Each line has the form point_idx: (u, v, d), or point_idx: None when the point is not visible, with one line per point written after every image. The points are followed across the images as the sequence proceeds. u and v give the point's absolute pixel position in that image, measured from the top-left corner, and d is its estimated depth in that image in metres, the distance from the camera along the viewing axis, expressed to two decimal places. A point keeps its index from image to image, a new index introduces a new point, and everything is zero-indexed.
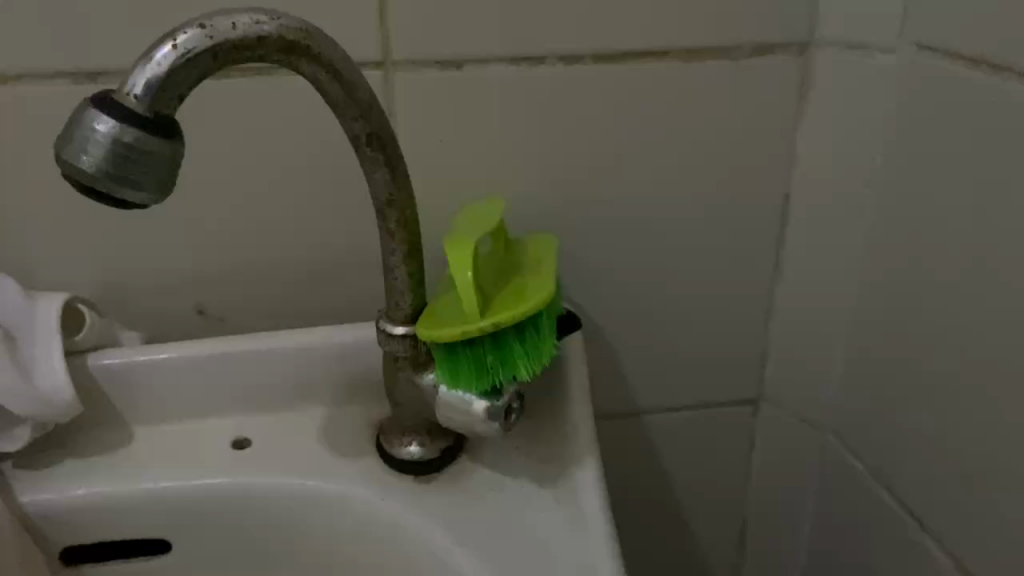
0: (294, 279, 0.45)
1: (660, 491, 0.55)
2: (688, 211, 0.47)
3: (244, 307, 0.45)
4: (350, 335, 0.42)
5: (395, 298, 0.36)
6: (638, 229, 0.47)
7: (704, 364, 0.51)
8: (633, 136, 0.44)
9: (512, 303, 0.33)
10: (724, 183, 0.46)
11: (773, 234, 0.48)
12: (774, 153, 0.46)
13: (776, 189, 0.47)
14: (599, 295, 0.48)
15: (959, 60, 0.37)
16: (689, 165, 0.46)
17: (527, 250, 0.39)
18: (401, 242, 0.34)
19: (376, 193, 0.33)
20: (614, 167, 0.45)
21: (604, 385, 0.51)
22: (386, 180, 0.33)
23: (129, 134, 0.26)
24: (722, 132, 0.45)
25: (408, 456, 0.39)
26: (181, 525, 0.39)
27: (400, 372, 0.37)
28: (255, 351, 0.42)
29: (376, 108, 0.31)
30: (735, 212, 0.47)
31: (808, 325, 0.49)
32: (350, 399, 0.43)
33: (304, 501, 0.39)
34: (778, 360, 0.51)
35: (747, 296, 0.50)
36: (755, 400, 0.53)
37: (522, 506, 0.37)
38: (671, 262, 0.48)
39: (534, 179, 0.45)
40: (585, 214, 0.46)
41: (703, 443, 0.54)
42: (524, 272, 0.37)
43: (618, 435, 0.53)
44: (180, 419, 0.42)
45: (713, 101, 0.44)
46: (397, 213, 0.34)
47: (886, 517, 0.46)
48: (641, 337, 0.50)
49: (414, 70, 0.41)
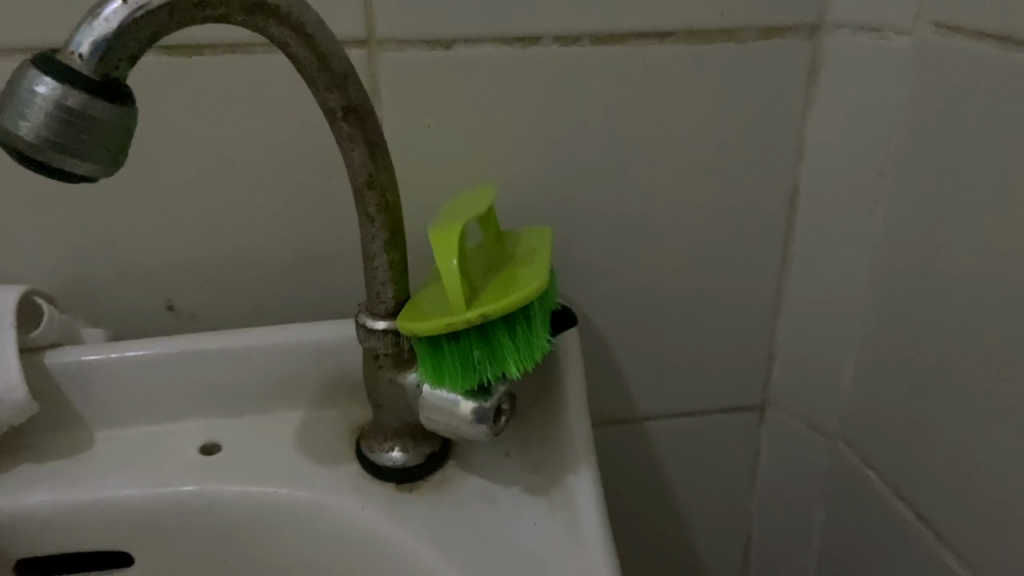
0: (271, 273, 0.42)
1: (659, 502, 0.52)
2: (690, 204, 0.44)
3: (218, 303, 0.43)
4: (330, 332, 0.39)
5: (375, 289, 0.33)
6: (638, 223, 0.44)
7: (706, 367, 0.49)
8: (632, 123, 0.42)
9: (502, 293, 0.31)
10: (728, 175, 0.44)
11: (779, 229, 0.46)
12: (782, 143, 0.44)
13: (782, 181, 0.45)
14: (595, 293, 0.46)
15: (981, 39, 0.34)
16: (692, 155, 0.43)
17: (521, 241, 0.37)
18: (381, 227, 0.32)
19: (353, 173, 0.30)
20: (611, 156, 0.42)
21: (600, 390, 0.49)
22: (364, 159, 0.30)
23: (73, 98, 0.23)
24: (727, 119, 0.42)
25: (391, 462, 0.36)
26: (144, 535, 0.36)
27: (381, 371, 0.34)
28: (227, 350, 0.39)
29: (352, 78, 0.28)
30: (739, 206, 0.45)
31: (816, 326, 0.46)
32: (330, 400, 0.40)
33: (276, 510, 0.36)
34: (784, 363, 0.49)
35: (751, 295, 0.47)
36: (760, 405, 0.50)
37: (512, 517, 0.34)
38: (672, 258, 0.45)
39: (525, 169, 0.42)
40: (581, 207, 0.43)
41: (705, 449, 0.51)
42: (516, 262, 0.34)
43: (614, 442, 0.50)
44: (146, 421, 0.39)
45: (718, 87, 0.42)
46: (377, 196, 0.31)
47: (899, 528, 0.43)
48: (639, 338, 0.47)
49: (400, 49, 0.39)
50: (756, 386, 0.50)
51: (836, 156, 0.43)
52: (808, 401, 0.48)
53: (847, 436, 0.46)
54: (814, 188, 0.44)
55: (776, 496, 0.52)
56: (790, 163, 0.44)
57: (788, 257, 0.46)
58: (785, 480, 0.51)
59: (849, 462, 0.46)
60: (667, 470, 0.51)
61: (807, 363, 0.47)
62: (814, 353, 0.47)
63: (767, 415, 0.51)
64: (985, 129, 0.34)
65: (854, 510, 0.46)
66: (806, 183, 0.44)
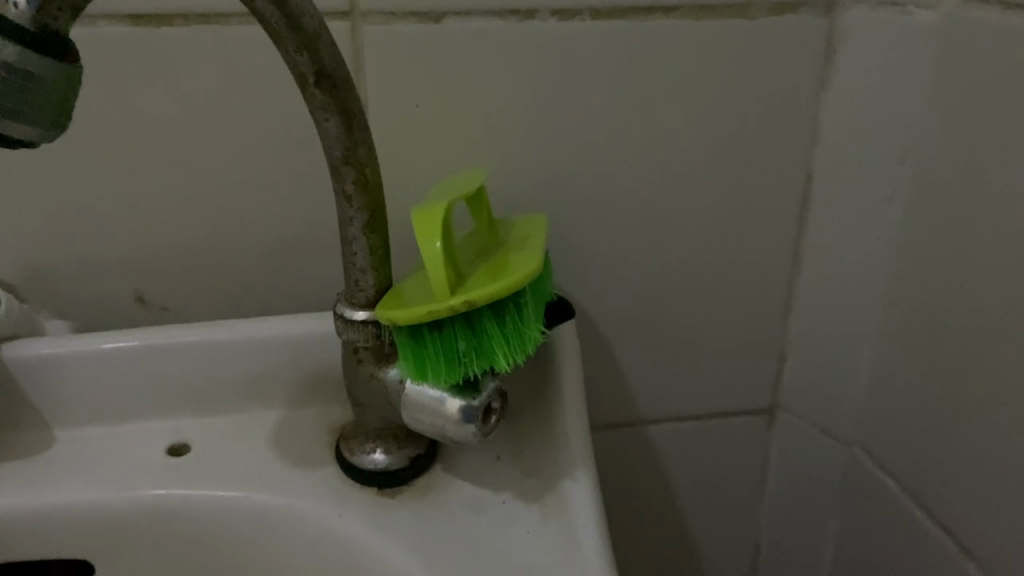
0: (249, 263, 0.40)
1: (662, 509, 0.50)
2: (696, 193, 0.41)
3: (192, 294, 0.40)
4: (309, 325, 0.37)
5: (354, 276, 0.30)
6: (641, 212, 0.41)
7: (712, 367, 0.46)
8: (635, 105, 0.39)
9: (491, 279, 0.28)
10: (737, 162, 0.41)
11: (792, 221, 0.43)
12: (794, 127, 0.41)
13: (795, 169, 0.42)
14: (595, 287, 0.43)
15: (1013, 10, 0.31)
16: (699, 140, 0.40)
17: (515, 228, 0.34)
18: (359, 208, 0.29)
19: (328, 146, 0.28)
20: (612, 141, 0.40)
21: (600, 391, 0.46)
22: (340, 131, 0.27)
23: (10, 53, 0.21)
24: (735, 102, 0.40)
25: (372, 465, 0.33)
26: (104, 543, 0.34)
27: (361, 367, 0.32)
28: (198, 344, 0.36)
29: (326, 41, 0.26)
30: (749, 195, 0.42)
31: (831, 323, 0.43)
32: (309, 399, 0.38)
33: (247, 518, 0.33)
34: (796, 364, 0.46)
35: (761, 291, 0.44)
36: (770, 408, 0.47)
37: (503, 527, 0.31)
38: (676, 251, 0.43)
39: (521, 153, 0.39)
40: (580, 195, 0.41)
41: (711, 455, 0.48)
42: (508, 248, 0.31)
43: (615, 446, 0.47)
44: (112, 420, 0.37)
45: (725, 66, 0.39)
46: (355, 173, 0.28)
47: (920, 540, 0.40)
48: (641, 335, 0.45)
49: (386, 23, 0.36)
50: (766, 388, 0.47)
51: (852, 142, 0.40)
52: (821, 404, 0.45)
53: (865, 441, 0.43)
54: (829, 176, 0.41)
55: (788, 504, 0.49)
56: (803, 150, 0.41)
57: (801, 250, 0.43)
58: (797, 488, 0.48)
59: (866, 469, 0.43)
60: (672, 477, 0.49)
61: (820, 364, 0.45)
62: (829, 352, 0.44)
63: (777, 419, 0.48)
64: (1016, 107, 0.32)
65: (872, 520, 0.43)
66: (820, 171, 0.42)
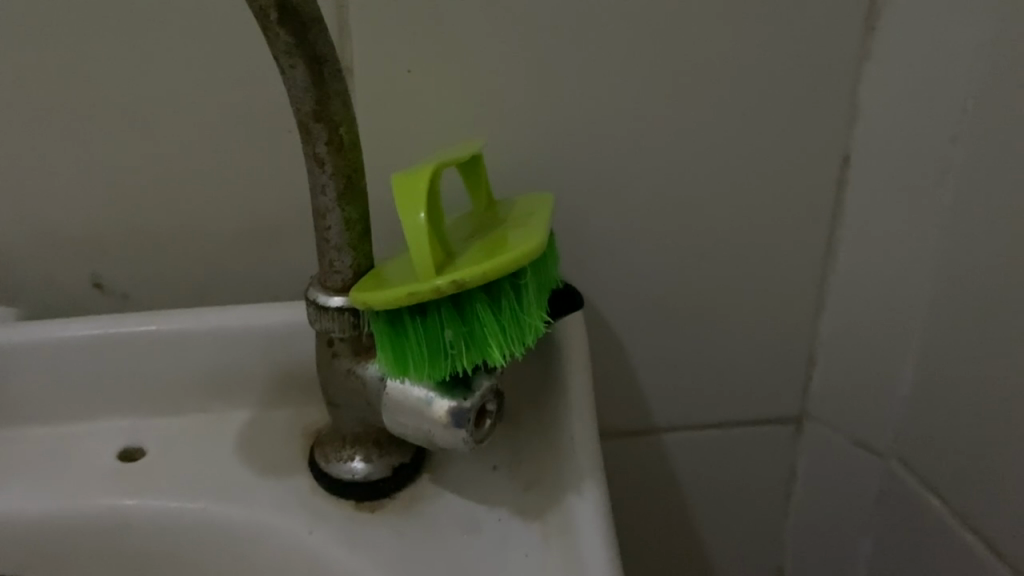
0: (218, 247, 0.36)
1: (675, 524, 0.45)
2: (718, 177, 0.37)
3: (154, 281, 0.36)
4: (281, 315, 0.32)
5: (329, 255, 0.26)
6: (657, 197, 0.37)
7: (733, 370, 0.42)
8: (653, 75, 0.35)
9: (485, 257, 0.24)
10: (765, 142, 0.37)
11: (825, 210, 0.38)
12: (831, 104, 0.36)
13: (830, 150, 0.37)
14: (603, 278, 0.39)
15: None
16: (724, 117, 0.36)
17: (515, 208, 0.30)
18: (333, 174, 0.25)
19: (295, 99, 0.24)
20: (627, 116, 0.35)
21: (608, 394, 0.42)
22: (307, 81, 0.23)
23: None
24: (765, 75, 0.35)
25: (350, 475, 0.29)
26: (39, 559, 0.29)
27: (335, 361, 0.28)
28: (156, 335, 0.32)
29: None
30: (779, 179, 0.37)
31: (869, 324, 0.39)
32: (283, 398, 0.34)
33: (204, 533, 0.29)
34: (828, 368, 0.41)
35: (790, 287, 0.40)
36: (796, 417, 0.43)
37: (498, 548, 0.27)
38: (695, 241, 0.38)
39: (523, 126, 0.35)
40: (589, 175, 0.36)
41: (731, 468, 0.44)
42: (506, 226, 0.27)
43: (624, 455, 0.43)
44: (57, 419, 0.33)
45: (755, 34, 0.34)
46: (326, 131, 0.24)
47: (971, 568, 0.35)
48: (654, 333, 0.40)
49: None
50: (793, 395, 0.42)
51: (895, 122, 0.35)
52: (855, 413, 0.41)
53: (904, 454, 0.39)
54: (868, 160, 0.37)
55: (815, 522, 0.44)
56: (840, 129, 0.37)
57: (835, 241, 0.39)
58: (825, 505, 0.44)
59: (907, 487, 0.39)
60: (686, 491, 0.44)
61: (855, 368, 0.40)
62: (866, 356, 0.39)
63: (804, 429, 0.43)
64: None
65: (909, 541, 0.39)
66: (859, 153, 0.37)
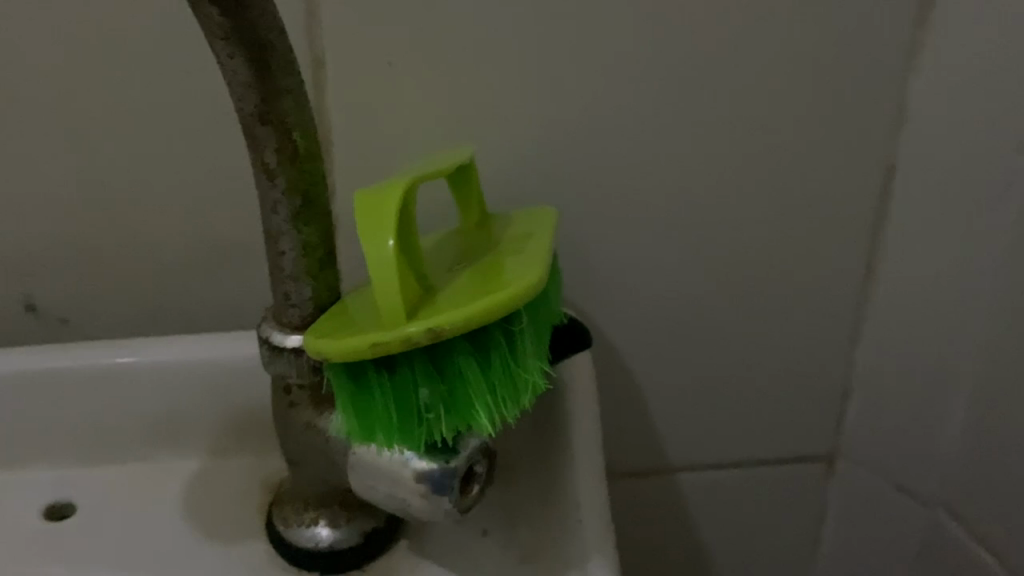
0: (172, 268, 0.31)
1: (690, 571, 0.41)
2: (743, 189, 0.32)
3: (96, 304, 0.32)
4: (238, 348, 0.28)
5: (284, 284, 0.22)
6: (674, 211, 0.33)
7: (757, 404, 0.37)
8: (669, 73, 0.30)
9: (471, 294, 0.19)
10: (798, 148, 0.32)
11: (866, 226, 0.34)
12: (876, 107, 0.31)
13: (871, 160, 0.33)
14: (613, 302, 0.34)
15: None
16: (750, 121, 0.31)
17: (512, 225, 0.25)
18: (287, 188, 0.20)
19: (235, 97, 0.19)
20: (638, 119, 0.31)
21: (616, 430, 0.37)
22: (249, 75, 0.18)
23: None
24: (798, 74, 0.31)
25: (313, 543, 0.25)
26: None
27: (292, 411, 0.23)
28: (89, 373, 0.27)
29: None
30: (814, 191, 0.33)
31: (916, 357, 0.34)
32: (242, 443, 0.29)
33: None
34: (866, 403, 0.37)
35: (822, 313, 0.35)
36: (829, 456, 0.38)
37: None
38: (717, 261, 0.34)
39: (524, 129, 0.30)
40: (597, 185, 0.32)
41: (755, 510, 0.39)
42: (500, 250, 0.23)
43: (633, 497, 0.38)
44: None
45: (787, 24, 0.30)
46: (276, 137, 0.19)
47: None
48: (670, 363, 0.36)
49: None
50: (825, 432, 0.38)
51: (948, 130, 0.31)
52: (897, 455, 0.36)
53: (953, 505, 0.34)
54: (916, 171, 0.32)
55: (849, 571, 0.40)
56: (885, 135, 0.32)
57: (876, 262, 0.34)
58: (859, 553, 0.39)
59: (956, 541, 0.34)
60: (705, 535, 0.40)
61: (896, 404, 0.35)
62: (910, 393, 0.35)
63: (836, 470, 0.38)
64: None
65: None
66: (907, 162, 0.32)
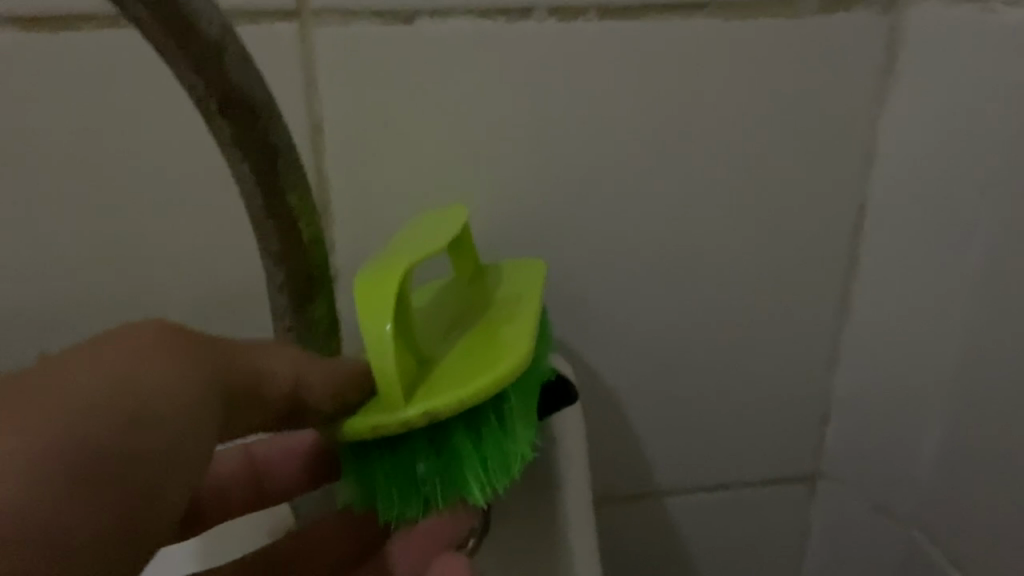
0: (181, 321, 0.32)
1: None
2: (723, 230, 0.34)
3: None
4: None
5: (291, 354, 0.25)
6: (659, 251, 0.34)
7: (741, 430, 0.39)
8: (651, 124, 0.32)
9: (461, 373, 0.23)
10: (775, 189, 0.34)
11: (840, 261, 0.35)
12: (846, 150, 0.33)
13: (843, 200, 0.34)
14: (604, 337, 0.36)
15: None
16: (727, 164, 0.33)
17: (504, 276, 0.28)
18: (292, 274, 0.23)
19: (245, 193, 0.21)
20: (623, 167, 0.32)
21: (608, 459, 0.38)
22: (256, 177, 0.21)
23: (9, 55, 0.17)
24: (773, 121, 0.32)
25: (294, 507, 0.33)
26: None
27: None
28: None
29: (231, 56, 0.19)
30: (792, 230, 0.35)
31: (889, 386, 0.36)
32: None
33: None
34: (844, 426, 0.38)
35: (803, 343, 0.37)
36: (810, 475, 0.40)
37: None
38: (700, 297, 0.35)
39: (513, 184, 0.32)
40: (585, 229, 0.33)
41: (741, 528, 0.41)
42: (493, 311, 0.26)
43: (626, 521, 0.40)
44: None
45: (761, 76, 0.32)
46: (282, 228, 0.22)
47: None
48: (658, 393, 0.37)
49: (339, 24, 0.29)
50: (806, 453, 0.40)
51: (914, 171, 0.32)
52: (873, 476, 0.38)
53: (925, 525, 0.35)
54: (887, 210, 0.34)
55: None
56: (856, 176, 0.34)
57: (851, 294, 0.36)
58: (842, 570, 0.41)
59: (929, 559, 0.35)
60: (695, 553, 0.41)
61: (872, 431, 0.37)
62: (884, 419, 0.36)
63: (818, 489, 0.40)
64: None
65: None
66: (878, 202, 0.34)
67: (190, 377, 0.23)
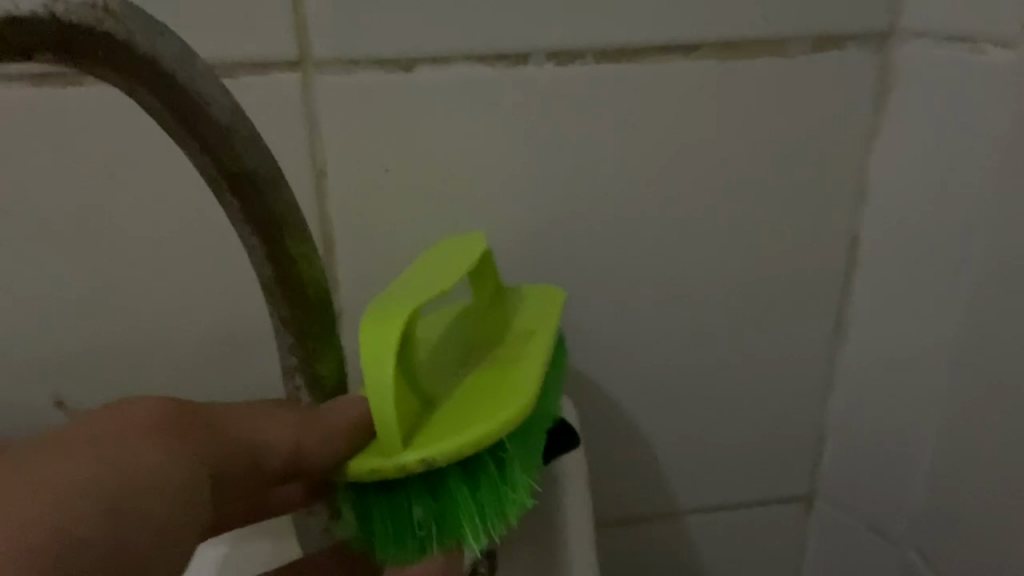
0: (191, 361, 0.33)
1: None
2: (718, 263, 0.35)
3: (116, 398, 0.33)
4: None
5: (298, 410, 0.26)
6: (656, 285, 0.35)
7: (738, 454, 0.39)
8: (647, 163, 0.33)
9: (461, 420, 0.24)
10: (769, 224, 0.34)
11: (834, 291, 0.36)
12: (839, 185, 0.34)
13: (836, 232, 0.35)
14: (603, 368, 0.36)
15: None
16: (721, 201, 0.34)
17: (506, 315, 0.29)
18: (299, 334, 0.24)
19: (254, 260, 0.22)
20: (620, 205, 0.33)
21: (609, 483, 0.39)
22: (264, 245, 0.22)
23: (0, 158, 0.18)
24: (766, 158, 0.33)
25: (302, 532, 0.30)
26: None
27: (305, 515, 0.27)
28: None
29: (242, 135, 0.20)
30: (786, 262, 0.35)
31: (883, 411, 0.36)
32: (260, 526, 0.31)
33: None
34: (839, 449, 0.39)
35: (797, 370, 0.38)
36: (806, 496, 0.41)
37: None
38: (697, 328, 0.36)
39: (513, 223, 0.33)
40: (583, 265, 0.34)
41: (740, 549, 0.42)
42: (500, 356, 0.27)
43: (628, 543, 0.41)
44: None
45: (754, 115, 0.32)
46: (289, 292, 0.23)
47: None
48: (657, 420, 0.38)
49: (340, 73, 0.29)
50: (802, 475, 0.40)
51: (905, 205, 0.33)
52: (867, 497, 0.38)
53: (920, 546, 0.36)
54: (878, 242, 0.34)
55: None
56: (848, 210, 0.35)
57: (845, 323, 0.37)
58: None
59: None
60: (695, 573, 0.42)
61: (866, 454, 0.38)
62: (878, 443, 0.37)
63: (814, 508, 0.41)
64: None
65: None
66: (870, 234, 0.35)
67: (188, 454, 0.22)
